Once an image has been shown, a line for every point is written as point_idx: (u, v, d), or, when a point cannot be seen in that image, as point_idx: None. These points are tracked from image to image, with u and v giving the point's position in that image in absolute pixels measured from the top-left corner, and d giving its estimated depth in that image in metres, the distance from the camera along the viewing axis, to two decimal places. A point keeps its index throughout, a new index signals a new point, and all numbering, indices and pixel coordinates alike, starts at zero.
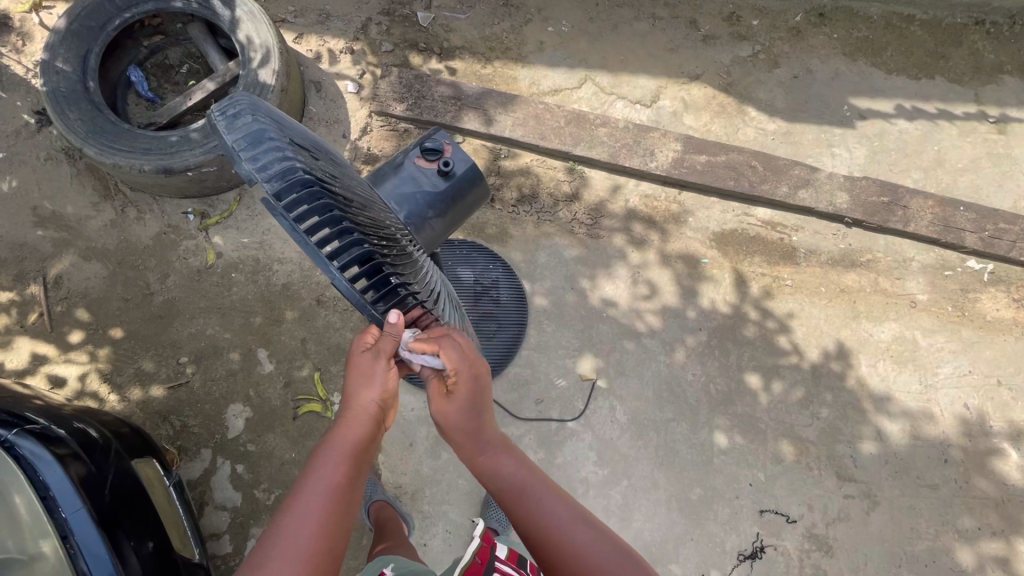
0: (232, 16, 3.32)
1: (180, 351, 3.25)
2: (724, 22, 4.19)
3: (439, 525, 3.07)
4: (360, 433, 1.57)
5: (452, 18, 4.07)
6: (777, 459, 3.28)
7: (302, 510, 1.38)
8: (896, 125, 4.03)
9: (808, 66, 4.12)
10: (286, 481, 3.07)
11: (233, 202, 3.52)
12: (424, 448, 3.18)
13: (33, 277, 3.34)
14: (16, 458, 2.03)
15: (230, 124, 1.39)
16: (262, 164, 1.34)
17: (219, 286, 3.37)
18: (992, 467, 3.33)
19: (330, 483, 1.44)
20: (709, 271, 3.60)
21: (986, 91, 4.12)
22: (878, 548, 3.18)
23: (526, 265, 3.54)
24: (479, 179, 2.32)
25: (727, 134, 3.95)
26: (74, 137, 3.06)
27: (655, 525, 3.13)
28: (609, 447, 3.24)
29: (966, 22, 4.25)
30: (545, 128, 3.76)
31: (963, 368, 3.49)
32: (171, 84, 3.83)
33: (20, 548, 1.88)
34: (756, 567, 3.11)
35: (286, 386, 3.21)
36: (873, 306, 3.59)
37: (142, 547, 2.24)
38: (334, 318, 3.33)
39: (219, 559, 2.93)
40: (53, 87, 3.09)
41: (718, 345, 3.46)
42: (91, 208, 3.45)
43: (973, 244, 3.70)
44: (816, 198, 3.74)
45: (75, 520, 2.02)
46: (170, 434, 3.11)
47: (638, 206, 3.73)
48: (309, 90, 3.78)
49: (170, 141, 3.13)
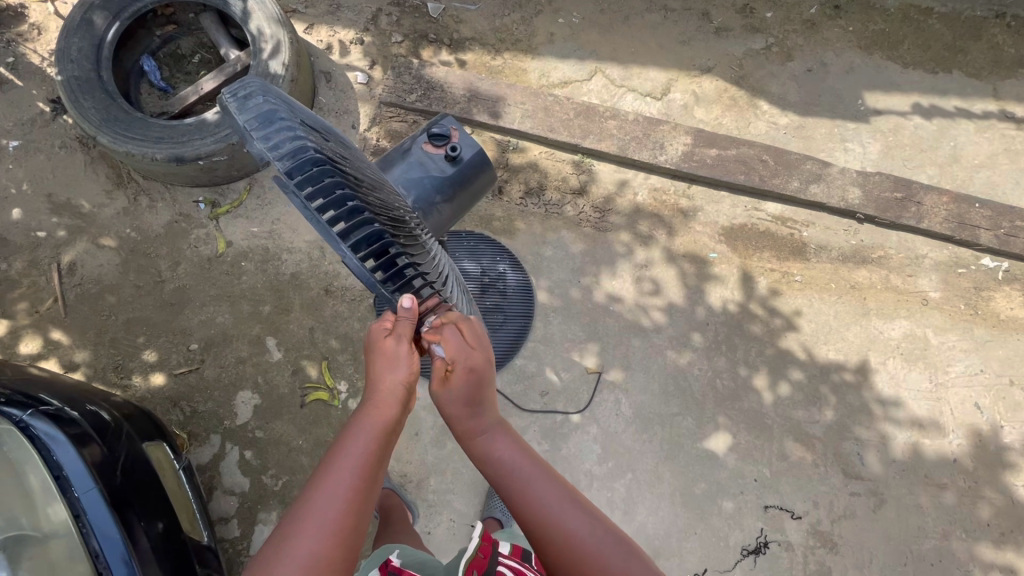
0: (243, 6, 3.34)
1: (191, 338, 3.30)
2: (737, 14, 4.14)
3: (444, 514, 3.10)
4: (387, 415, 1.52)
5: (463, 9, 4.06)
6: (783, 456, 3.27)
7: (328, 487, 1.36)
8: (912, 120, 3.96)
9: (822, 59, 4.07)
10: (293, 467, 3.11)
11: (244, 191, 3.56)
12: (429, 438, 3.20)
13: (48, 264, 3.39)
14: (31, 438, 2.10)
15: (242, 104, 1.43)
16: (273, 142, 1.37)
17: (230, 275, 3.40)
18: (1004, 471, 3.29)
19: (359, 462, 1.42)
20: (717, 267, 3.58)
21: (1005, 86, 4.05)
22: (884, 547, 3.16)
23: (533, 258, 3.54)
24: (486, 164, 2.31)
25: (739, 128, 3.91)
26: (89, 126, 3.11)
27: (658, 518, 3.13)
28: (613, 441, 3.24)
29: (986, 14, 4.15)
30: (554, 120, 3.75)
31: (975, 367, 3.45)
32: (182, 74, 3.86)
33: (35, 526, 1.98)
34: (759, 563, 3.10)
35: (295, 373, 3.24)
36: (884, 302, 3.56)
37: (152, 527, 2.26)
38: (342, 307, 3.35)
39: (226, 543, 2.98)
40: (68, 75, 3.13)
41: (725, 340, 3.45)
42: (105, 196, 3.50)
43: (988, 242, 3.64)
44: (828, 193, 3.70)
45: (87, 499, 2.07)
46: (180, 419, 3.16)
47: (646, 200, 3.71)
48: (320, 81, 3.80)
49: (182, 130, 3.17)
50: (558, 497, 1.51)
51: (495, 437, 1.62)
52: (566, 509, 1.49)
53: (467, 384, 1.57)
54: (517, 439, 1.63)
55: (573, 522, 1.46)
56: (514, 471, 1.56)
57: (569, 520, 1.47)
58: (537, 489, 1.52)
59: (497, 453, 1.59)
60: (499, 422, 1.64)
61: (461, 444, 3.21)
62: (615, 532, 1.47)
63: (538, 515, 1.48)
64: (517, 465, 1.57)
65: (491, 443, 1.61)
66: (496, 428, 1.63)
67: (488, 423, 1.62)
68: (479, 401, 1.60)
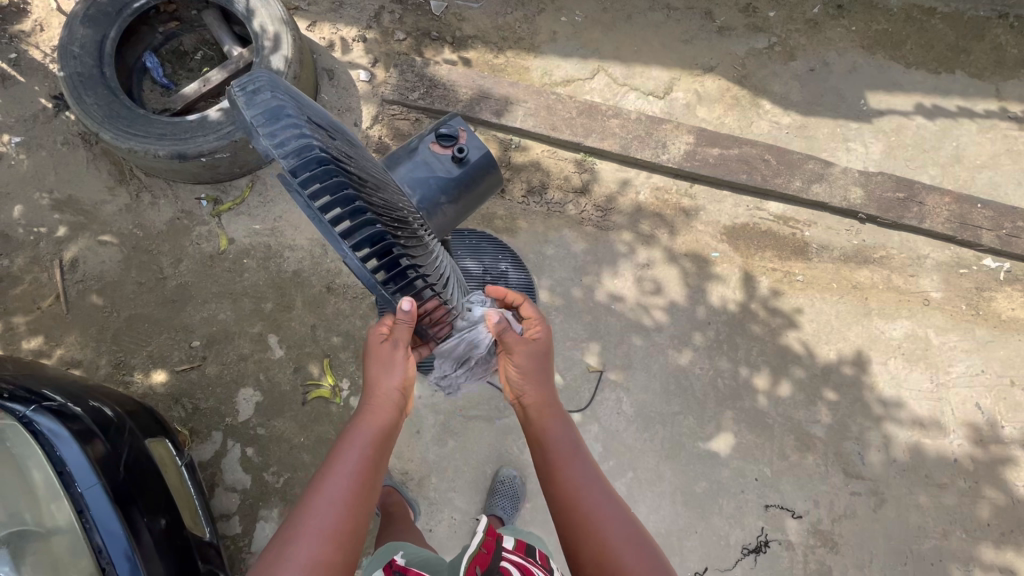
0: (247, 3, 3.33)
1: (193, 335, 3.30)
2: (740, 13, 4.13)
3: (445, 512, 3.11)
4: (382, 421, 1.55)
5: (466, 7, 4.05)
6: (784, 455, 3.27)
7: (328, 490, 1.38)
8: (914, 120, 3.96)
9: (825, 59, 4.07)
10: (294, 464, 3.11)
11: (246, 188, 3.56)
12: (431, 435, 3.20)
13: (50, 260, 3.39)
14: (34, 434, 2.10)
15: (250, 100, 1.41)
16: (279, 140, 1.36)
17: (231, 272, 3.40)
18: (1004, 471, 3.29)
19: (357, 467, 1.44)
20: (719, 266, 3.58)
21: (1008, 86, 4.04)
22: (884, 546, 3.16)
23: (535, 257, 3.55)
24: (493, 167, 2.30)
25: (741, 128, 3.91)
26: (90, 122, 3.10)
27: (659, 517, 3.14)
28: (614, 439, 3.25)
29: (989, 15, 4.15)
30: (556, 118, 3.75)
31: (976, 367, 3.45)
32: (185, 70, 3.85)
33: (38, 521, 2.02)
34: (760, 562, 3.11)
35: (296, 371, 3.24)
36: (885, 302, 3.56)
37: (154, 523, 2.26)
38: (344, 305, 3.35)
39: (228, 540, 2.98)
40: (70, 71, 3.12)
41: (727, 339, 3.45)
42: (107, 192, 3.50)
43: (989, 242, 3.64)
44: (830, 193, 3.70)
45: (90, 495, 2.07)
46: (182, 416, 3.16)
47: (648, 199, 3.71)
48: (322, 78, 3.80)
49: (185, 127, 3.17)
50: (595, 483, 1.58)
51: (553, 419, 1.72)
52: (601, 496, 1.55)
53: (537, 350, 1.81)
54: (569, 424, 1.72)
55: (607, 510, 1.52)
56: (566, 452, 1.64)
57: (601, 510, 1.51)
58: (577, 472, 1.59)
59: (551, 433, 1.68)
60: (560, 409, 1.77)
61: (463, 442, 3.21)
62: (641, 528, 1.50)
63: (575, 493, 1.55)
64: (575, 444, 1.66)
65: (546, 426, 1.71)
66: (553, 408, 1.76)
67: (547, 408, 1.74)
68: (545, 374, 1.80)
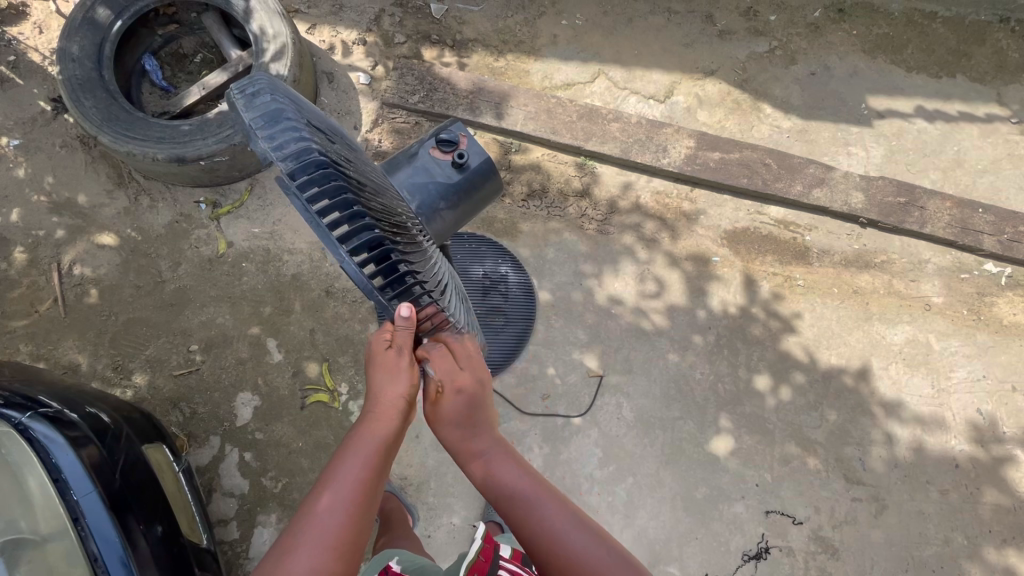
0: (245, 6, 3.32)
1: (191, 339, 3.28)
2: (741, 17, 4.12)
3: (443, 518, 3.09)
4: (386, 432, 1.49)
5: (466, 10, 4.05)
6: (785, 460, 3.26)
7: (330, 503, 1.36)
8: (915, 123, 3.95)
9: (826, 63, 4.06)
10: (293, 469, 3.09)
11: (245, 192, 3.55)
12: (430, 440, 3.19)
13: (48, 263, 3.38)
14: (30, 441, 2.08)
15: (249, 102, 1.40)
16: (277, 143, 1.35)
17: (230, 276, 3.39)
18: (1005, 476, 3.28)
19: (357, 479, 1.41)
20: (719, 270, 3.57)
21: (1009, 90, 4.03)
22: (886, 552, 3.14)
23: (535, 260, 3.53)
24: (493, 173, 2.28)
25: (742, 131, 3.90)
26: (89, 125, 3.09)
27: (659, 523, 3.12)
28: (614, 445, 3.23)
29: (990, 19, 4.14)
30: (557, 121, 3.74)
31: (977, 372, 3.44)
32: (185, 73, 3.87)
33: (33, 528, 1.94)
34: (760, 568, 3.08)
35: (295, 375, 3.23)
36: (887, 307, 3.54)
37: (151, 531, 2.25)
38: (342, 308, 3.34)
39: (225, 545, 2.96)
40: (68, 74, 3.11)
41: (727, 344, 3.43)
42: (106, 195, 3.49)
43: (991, 247, 3.64)
44: (830, 198, 3.69)
45: (86, 503, 2.05)
46: (179, 420, 3.14)
47: (649, 202, 3.70)
48: (321, 82, 3.78)
49: (183, 131, 3.16)
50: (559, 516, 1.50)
51: (497, 460, 1.59)
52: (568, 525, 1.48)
53: (458, 406, 1.58)
54: (515, 460, 1.60)
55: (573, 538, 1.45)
56: (517, 496, 1.53)
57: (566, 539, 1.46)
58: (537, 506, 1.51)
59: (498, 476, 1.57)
60: (502, 446, 1.63)
61: None
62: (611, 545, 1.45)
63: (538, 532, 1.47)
64: (523, 484, 1.55)
65: (494, 468, 1.59)
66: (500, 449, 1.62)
67: (486, 448, 1.61)
68: (475, 422, 1.61)
